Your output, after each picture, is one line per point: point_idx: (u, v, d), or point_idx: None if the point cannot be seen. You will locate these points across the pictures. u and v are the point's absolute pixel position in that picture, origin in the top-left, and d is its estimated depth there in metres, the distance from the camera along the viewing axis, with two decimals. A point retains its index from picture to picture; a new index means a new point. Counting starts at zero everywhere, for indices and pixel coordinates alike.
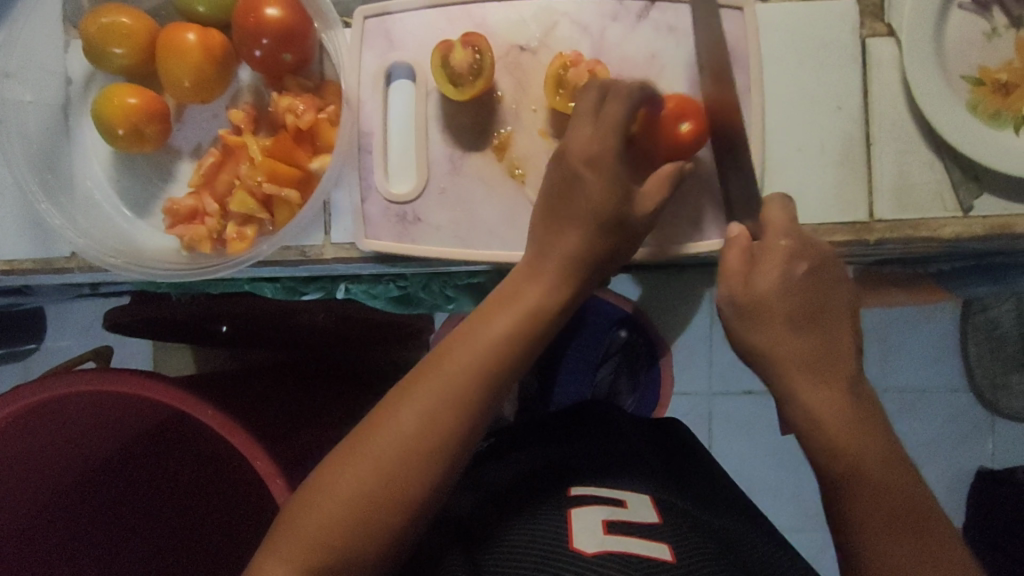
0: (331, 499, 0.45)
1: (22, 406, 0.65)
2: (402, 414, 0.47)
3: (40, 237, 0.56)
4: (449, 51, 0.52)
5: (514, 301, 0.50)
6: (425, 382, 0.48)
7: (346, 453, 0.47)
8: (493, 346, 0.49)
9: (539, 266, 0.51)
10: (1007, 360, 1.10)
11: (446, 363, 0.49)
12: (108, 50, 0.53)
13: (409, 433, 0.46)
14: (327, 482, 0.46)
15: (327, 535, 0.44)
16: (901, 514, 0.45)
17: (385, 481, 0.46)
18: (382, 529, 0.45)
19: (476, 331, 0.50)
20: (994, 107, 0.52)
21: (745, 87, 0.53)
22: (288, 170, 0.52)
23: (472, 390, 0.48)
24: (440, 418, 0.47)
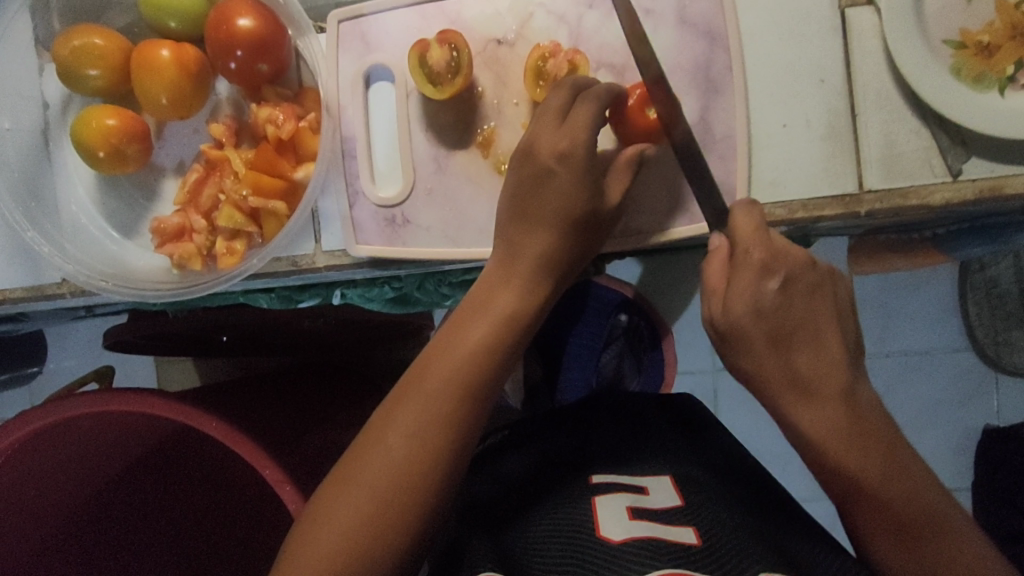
0: (342, 507, 0.45)
1: (29, 432, 0.66)
2: (402, 414, 0.47)
3: (29, 264, 0.56)
4: (425, 50, 0.52)
5: (502, 290, 0.50)
6: (420, 381, 0.48)
7: (351, 462, 0.47)
8: (484, 335, 0.49)
9: (525, 253, 0.50)
10: (1007, 316, 1.09)
11: (437, 359, 0.49)
12: (82, 72, 0.52)
13: (412, 432, 0.47)
14: (336, 492, 0.46)
15: (342, 545, 0.44)
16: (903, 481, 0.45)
17: (394, 482, 0.46)
18: (395, 531, 0.45)
19: (465, 324, 0.50)
20: (977, 69, 0.51)
21: (726, 66, 0.53)
22: (271, 182, 0.52)
23: (467, 381, 0.48)
24: (440, 414, 0.47)
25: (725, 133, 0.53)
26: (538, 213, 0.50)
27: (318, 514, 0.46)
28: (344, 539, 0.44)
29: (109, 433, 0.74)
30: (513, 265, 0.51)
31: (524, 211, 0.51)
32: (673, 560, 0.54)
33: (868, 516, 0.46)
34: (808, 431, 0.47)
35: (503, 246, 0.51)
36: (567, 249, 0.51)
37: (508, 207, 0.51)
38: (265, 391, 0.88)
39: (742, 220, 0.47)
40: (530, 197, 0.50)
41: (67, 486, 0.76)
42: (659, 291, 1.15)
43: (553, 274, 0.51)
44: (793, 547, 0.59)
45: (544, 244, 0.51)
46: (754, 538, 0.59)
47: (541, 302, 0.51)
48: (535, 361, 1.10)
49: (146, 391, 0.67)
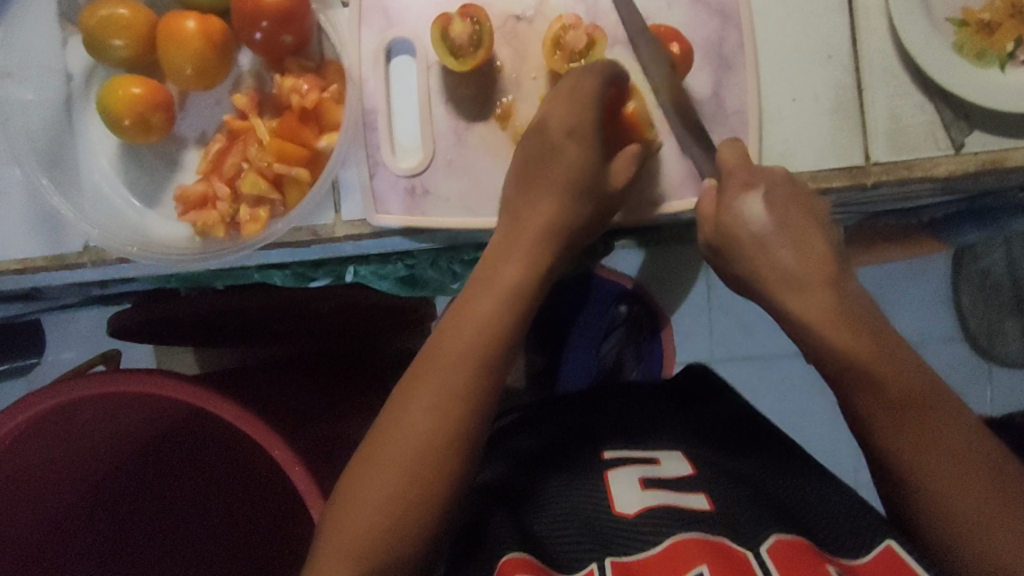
0: (371, 495, 0.46)
1: (38, 411, 0.66)
2: (419, 395, 0.48)
3: (53, 233, 0.56)
4: (448, 23, 0.53)
5: (505, 260, 0.52)
6: (435, 359, 0.49)
7: (374, 448, 0.47)
8: (504, 284, 0.52)
9: (519, 235, 0.53)
10: (1000, 306, 1.13)
11: (449, 337, 0.50)
12: (108, 42, 0.53)
13: (431, 412, 0.47)
14: (363, 481, 0.47)
15: (384, 503, 0.46)
16: (906, 406, 0.47)
17: (417, 464, 0.46)
18: (422, 511, 0.46)
19: (471, 300, 0.51)
20: (979, 45, 0.53)
21: (739, 41, 0.55)
22: (295, 149, 0.53)
23: (480, 358, 0.49)
24: (456, 391, 0.48)
25: (738, 107, 0.55)
26: (537, 182, 0.54)
27: (349, 491, 0.47)
28: (374, 527, 0.45)
29: (114, 415, 0.74)
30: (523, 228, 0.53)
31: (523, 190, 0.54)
32: (690, 525, 0.56)
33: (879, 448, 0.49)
34: None
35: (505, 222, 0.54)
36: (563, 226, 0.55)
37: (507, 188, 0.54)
38: (275, 381, 0.90)
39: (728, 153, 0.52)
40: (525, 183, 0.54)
41: (76, 468, 0.76)
42: (659, 279, 1.16)
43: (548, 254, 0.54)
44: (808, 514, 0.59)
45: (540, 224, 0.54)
46: (774, 503, 0.60)
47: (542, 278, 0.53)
48: (535, 351, 1.13)
49: (154, 372, 0.68)
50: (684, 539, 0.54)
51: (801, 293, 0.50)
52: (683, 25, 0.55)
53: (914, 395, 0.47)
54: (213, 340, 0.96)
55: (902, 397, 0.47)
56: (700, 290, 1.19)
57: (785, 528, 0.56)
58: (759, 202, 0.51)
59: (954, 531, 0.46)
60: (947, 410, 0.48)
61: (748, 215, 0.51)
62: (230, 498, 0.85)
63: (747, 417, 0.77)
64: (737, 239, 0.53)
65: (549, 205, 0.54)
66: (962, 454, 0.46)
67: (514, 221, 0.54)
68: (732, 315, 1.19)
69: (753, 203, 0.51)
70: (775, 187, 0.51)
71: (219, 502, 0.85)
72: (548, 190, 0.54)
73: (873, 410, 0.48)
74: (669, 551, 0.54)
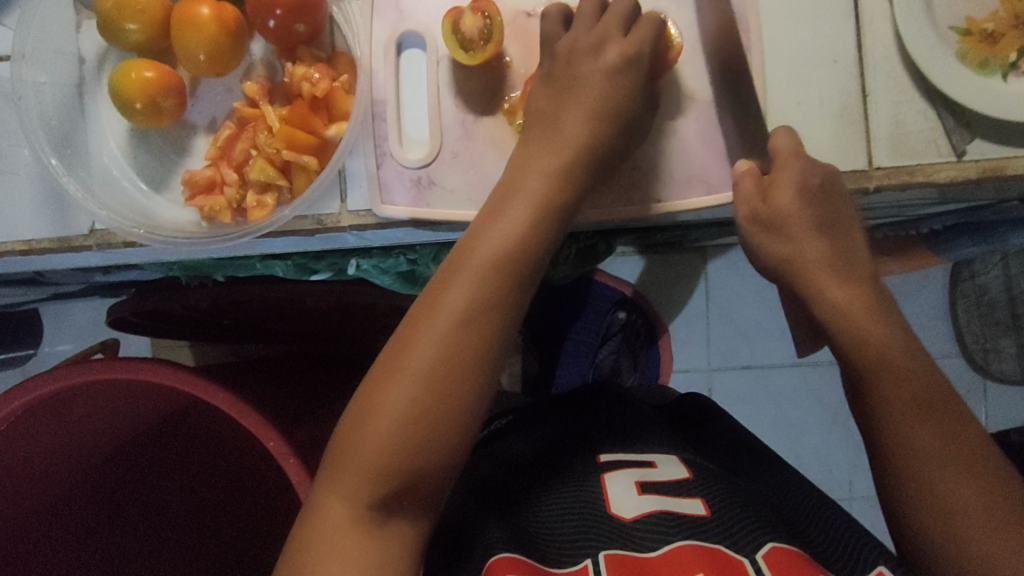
0: (338, 500, 0.45)
1: (34, 398, 0.66)
2: (415, 350, 0.46)
3: (59, 215, 0.56)
4: (459, 17, 0.54)
5: (472, 259, 0.48)
6: (394, 373, 0.46)
7: (340, 456, 0.46)
8: (507, 244, 0.48)
9: (493, 233, 0.49)
10: (996, 324, 1.14)
11: (413, 347, 0.46)
12: (122, 25, 0.53)
13: (393, 429, 0.45)
14: (332, 486, 0.46)
15: (381, 461, 0.45)
16: (921, 400, 0.49)
17: (385, 476, 0.45)
18: (414, 476, 0.46)
19: (430, 310, 0.47)
20: (982, 55, 0.54)
21: (746, 43, 0.55)
22: (305, 137, 0.53)
23: (441, 381, 0.46)
24: (421, 410, 0.45)
25: (743, 109, 0.55)
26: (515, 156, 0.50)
27: (347, 445, 0.46)
28: (366, 483, 0.45)
29: (109, 403, 0.73)
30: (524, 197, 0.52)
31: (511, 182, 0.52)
32: (685, 529, 0.56)
33: (893, 444, 0.49)
34: None
35: (477, 225, 0.50)
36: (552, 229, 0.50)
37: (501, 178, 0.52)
38: (269, 378, 0.90)
39: (782, 139, 0.54)
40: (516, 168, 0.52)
41: (69, 456, 0.76)
42: (658, 287, 1.19)
43: (526, 268, 0.48)
44: (801, 526, 0.60)
45: (510, 235, 0.48)
46: (768, 516, 0.60)
47: (526, 297, 0.49)
48: (532, 354, 1.13)
49: (149, 360, 0.68)
50: (683, 546, 0.54)
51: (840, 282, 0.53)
52: (691, 25, 0.56)
53: (925, 389, 0.49)
54: (210, 335, 0.96)
55: (913, 394, 0.49)
56: (699, 300, 1.19)
57: (778, 536, 0.56)
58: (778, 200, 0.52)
59: (950, 532, 0.47)
60: (957, 412, 0.49)
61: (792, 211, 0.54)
62: (223, 490, 0.86)
63: (746, 440, 0.76)
64: (788, 228, 0.55)
65: (526, 213, 0.49)
66: (967, 453, 0.48)
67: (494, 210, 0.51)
68: (730, 325, 1.19)
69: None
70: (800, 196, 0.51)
71: (212, 493, 0.86)
72: (539, 177, 0.51)
73: (892, 400, 0.50)
74: (669, 554, 0.54)
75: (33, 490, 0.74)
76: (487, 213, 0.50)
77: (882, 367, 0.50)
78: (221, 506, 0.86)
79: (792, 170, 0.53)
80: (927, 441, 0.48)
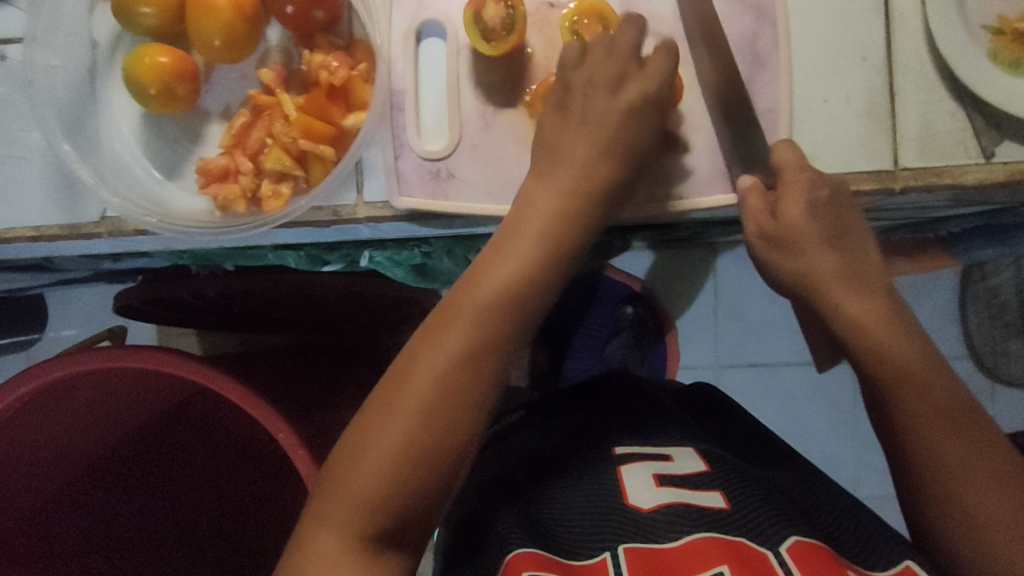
0: (330, 531, 0.43)
1: (41, 383, 0.65)
2: (414, 380, 0.45)
3: (69, 201, 0.55)
4: (480, 6, 0.53)
5: (474, 294, 0.46)
6: (390, 409, 0.44)
7: (331, 490, 0.44)
8: (514, 272, 0.47)
9: (507, 249, 0.48)
10: (1006, 326, 1.12)
11: (411, 384, 0.44)
12: (136, 10, 0.52)
13: (388, 466, 0.43)
14: (324, 520, 0.44)
15: (374, 495, 0.43)
16: (946, 412, 0.48)
17: (378, 512, 0.43)
18: (406, 512, 0.44)
19: (429, 346, 0.45)
20: (1014, 54, 0.53)
21: (773, 39, 0.54)
22: (322, 127, 0.52)
23: (438, 419, 0.44)
24: (416, 448, 0.44)
25: (768, 106, 0.54)
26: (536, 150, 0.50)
27: (340, 475, 0.44)
28: (359, 514, 0.43)
29: (116, 391, 0.73)
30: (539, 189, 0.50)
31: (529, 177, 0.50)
32: (705, 523, 0.55)
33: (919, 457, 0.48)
34: None
35: (479, 260, 0.48)
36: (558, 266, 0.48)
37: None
38: (278, 367, 0.90)
39: (785, 152, 0.52)
40: (534, 159, 0.51)
41: (76, 444, 0.75)
42: (667, 283, 1.18)
43: (531, 303, 0.47)
44: (826, 521, 0.58)
45: (512, 269, 0.47)
46: (792, 508, 0.58)
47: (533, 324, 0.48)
48: (541, 348, 1.11)
49: (158, 348, 0.67)
50: (700, 539, 0.53)
51: (857, 295, 0.51)
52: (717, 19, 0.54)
53: (948, 400, 0.48)
54: (217, 323, 0.95)
55: (940, 407, 0.48)
56: (707, 296, 1.18)
57: (801, 529, 0.55)
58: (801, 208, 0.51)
59: (970, 539, 0.47)
60: (980, 423, 0.48)
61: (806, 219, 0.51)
62: (230, 481, 0.85)
63: (760, 438, 0.75)
64: (800, 245, 0.52)
65: (539, 233, 0.48)
66: (993, 466, 0.47)
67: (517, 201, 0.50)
68: (739, 322, 1.18)
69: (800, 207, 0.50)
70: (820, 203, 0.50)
71: (218, 483, 0.86)
72: (545, 211, 0.49)
73: (919, 416, 0.48)
74: (683, 549, 0.53)
75: (39, 477, 0.73)
76: (490, 246, 0.49)
77: (908, 381, 0.48)
78: (228, 497, 0.86)
79: (802, 184, 0.51)
80: (954, 454, 0.47)
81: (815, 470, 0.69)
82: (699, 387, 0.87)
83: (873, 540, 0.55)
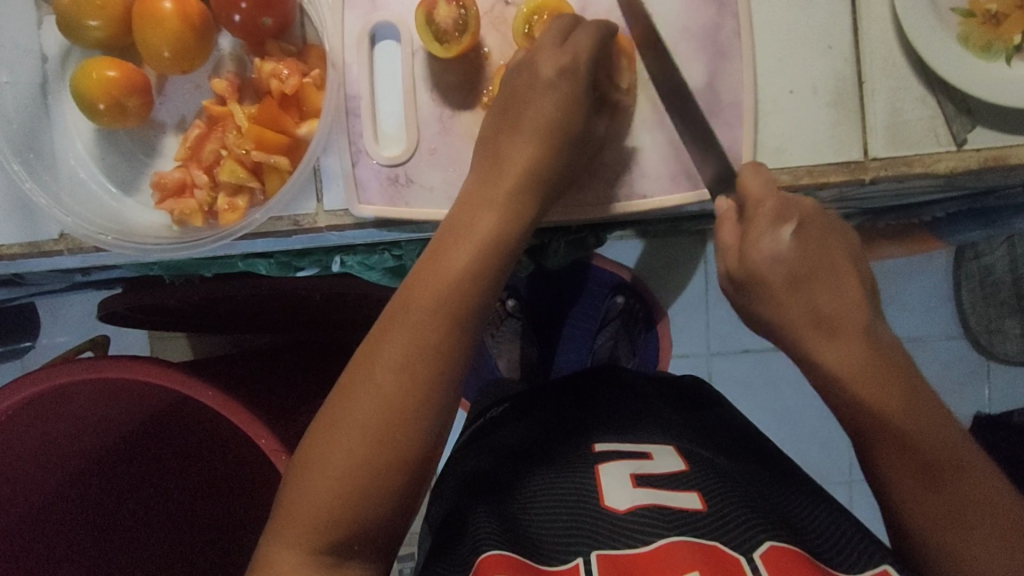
0: (290, 540, 0.44)
1: (23, 398, 0.65)
2: (365, 386, 0.45)
3: (26, 220, 0.55)
4: (432, 7, 0.51)
5: (411, 308, 0.46)
6: (334, 433, 0.44)
7: (284, 509, 0.45)
8: (462, 270, 0.47)
9: (458, 245, 0.47)
10: (1000, 305, 1.10)
11: (354, 400, 0.45)
12: (82, 23, 0.51)
13: (337, 481, 0.44)
14: (279, 539, 0.44)
15: (333, 503, 0.44)
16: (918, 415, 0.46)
17: (330, 529, 0.44)
18: (365, 519, 0.44)
19: (371, 359, 0.45)
20: (985, 37, 0.51)
21: (735, 30, 0.53)
22: (274, 137, 0.52)
23: (383, 432, 0.44)
24: (363, 463, 0.44)
25: (732, 99, 0.53)
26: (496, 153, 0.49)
27: (299, 483, 0.45)
28: (317, 523, 0.44)
29: (98, 402, 0.73)
30: (493, 189, 0.49)
31: (487, 182, 0.49)
32: (680, 525, 0.54)
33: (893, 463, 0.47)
34: (834, 370, 0.45)
35: (419, 267, 0.48)
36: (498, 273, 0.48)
37: (474, 174, 0.50)
38: (261, 369, 0.90)
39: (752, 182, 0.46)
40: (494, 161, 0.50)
41: (62, 456, 0.76)
42: (656, 272, 1.16)
43: (479, 300, 0.47)
44: (800, 523, 0.58)
45: (459, 268, 0.47)
46: (768, 510, 0.58)
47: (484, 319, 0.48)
48: (530, 341, 1.08)
49: (137, 358, 0.67)
50: (676, 542, 0.53)
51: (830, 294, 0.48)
52: (678, 11, 0.53)
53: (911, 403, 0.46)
54: (201, 327, 0.95)
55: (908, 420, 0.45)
56: (698, 284, 1.17)
57: (776, 535, 0.53)
58: (781, 228, 0.46)
59: (953, 553, 0.46)
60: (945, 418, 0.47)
61: (770, 250, 0.46)
62: (216, 487, 0.86)
63: (741, 430, 0.75)
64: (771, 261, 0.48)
65: (490, 228, 0.48)
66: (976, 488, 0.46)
67: (476, 206, 0.48)
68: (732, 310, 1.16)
69: (773, 226, 0.46)
70: (788, 207, 0.47)
71: (205, 489, 0.86)
72: (485, 219, 0.48)
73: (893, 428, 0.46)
74: (658, 552, 0.52)
75: (26, 489, 0.73)
76: (430, 252, 0.48)
77: None
78: (214, 502, 0.87)
79: None
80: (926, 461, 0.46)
81: (793, 468, 0.69)
82: (685, 377, 0.86)
83: (850, 544, 0.55)
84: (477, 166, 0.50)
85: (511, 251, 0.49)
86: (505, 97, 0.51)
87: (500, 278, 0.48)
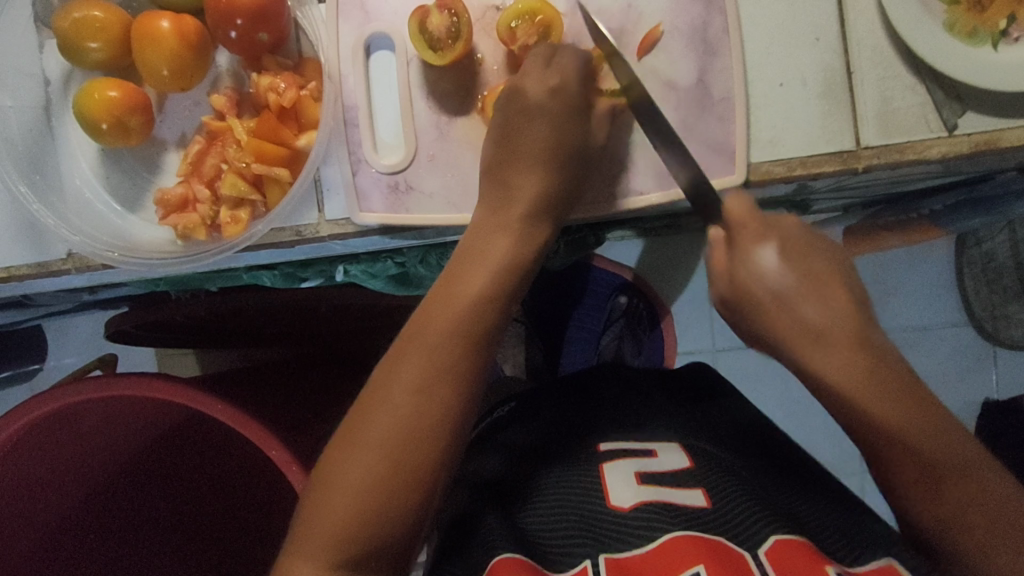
0: (309, 561, 0.43)
1: (33, 419, 0.65)
2: (384, 393, 0.45)
3: (35, 240, 0.56)
4: (426, 16, 0.53)
5: (428, 329, 0.47)
6: (354, 445, 0.45)
7: (304, 525, 0.44)
8: (478, 288, 0.48)
9: (477, 264, 0.49)
10: (1004, 290, 1.08)
11: (375, 412, 0.45)
12: (83, 45, 0.52)
13: (354, 496, 0.43)
14: (296, 557, 0.43)
15: (354, 516, 0.43)
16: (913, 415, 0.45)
17: (348, 545, 0.43)
18: (388, 531, 0.44)
19: (389, 378, 0.46)
20: (970, 24, 0.51)
21: (724, 26, 0.53)
22: (274, 149, 0.53)
23: (401, 439, 0.44)
24: (383, 475, 0.44)
25: (723, 94, 0.54)
26: None
27: (320, 496, 0.44)
28: (339, 537, 0.43)
29: (111, 421, 0.73)
30: (505, 211, 0.51)
31: (499, 213, 0.51)
32: (681, 522, 0.54)
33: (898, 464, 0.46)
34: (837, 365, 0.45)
35: (435, 291, 0.49)
36: (510, 290, 0.50)
37: (484, 206, 0.52)
38: (272, 382, 0.91)
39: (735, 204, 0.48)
40: (502, 193, 0.52)
41: (75, 474, 0.76)
42: (658, 269, 1.16)
43: (495, 316, 0.48)
44: (809, 518, 0.58)
45: (476, 286, 0.48)
46: (782, 510, 0.57)
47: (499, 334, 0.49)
48: (535, 344, 1.12)
49: (150, 374, 0.67)
50: (678, 538, 0.53)
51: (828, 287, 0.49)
52: (668, 11, 0.54)
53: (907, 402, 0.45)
54: (208, 343, 0.96)
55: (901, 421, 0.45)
56: (700, 283, 1.17)
57: (781, 527, 0.54)
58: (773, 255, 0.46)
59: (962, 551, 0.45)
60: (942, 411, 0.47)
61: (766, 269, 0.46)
62: (230, 500, 0.87)
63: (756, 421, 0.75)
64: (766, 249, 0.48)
65: (507, 245, 0.50)
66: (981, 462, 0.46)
67: (486, 236, 0.51)
68: None
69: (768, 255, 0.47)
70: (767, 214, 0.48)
71: (218, 502, 0.87)
72: (503, 239, 0.51)
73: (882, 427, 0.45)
74: (659, 551, 0.52)
75: (41, 508, 0.74)
76: (443, 279, 0.50)
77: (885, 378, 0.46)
78: (227, 516, 0.87)
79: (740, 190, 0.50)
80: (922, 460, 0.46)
81: (807, 463, 0.69)
82: (691, 365, 0.86)
83: (848, 539, 0.55)
84: (486, 193, 0.52)
85: (523, 268, 0.51)
86: (501, 102, 0.52)
87: (513, 294, 0.50)
